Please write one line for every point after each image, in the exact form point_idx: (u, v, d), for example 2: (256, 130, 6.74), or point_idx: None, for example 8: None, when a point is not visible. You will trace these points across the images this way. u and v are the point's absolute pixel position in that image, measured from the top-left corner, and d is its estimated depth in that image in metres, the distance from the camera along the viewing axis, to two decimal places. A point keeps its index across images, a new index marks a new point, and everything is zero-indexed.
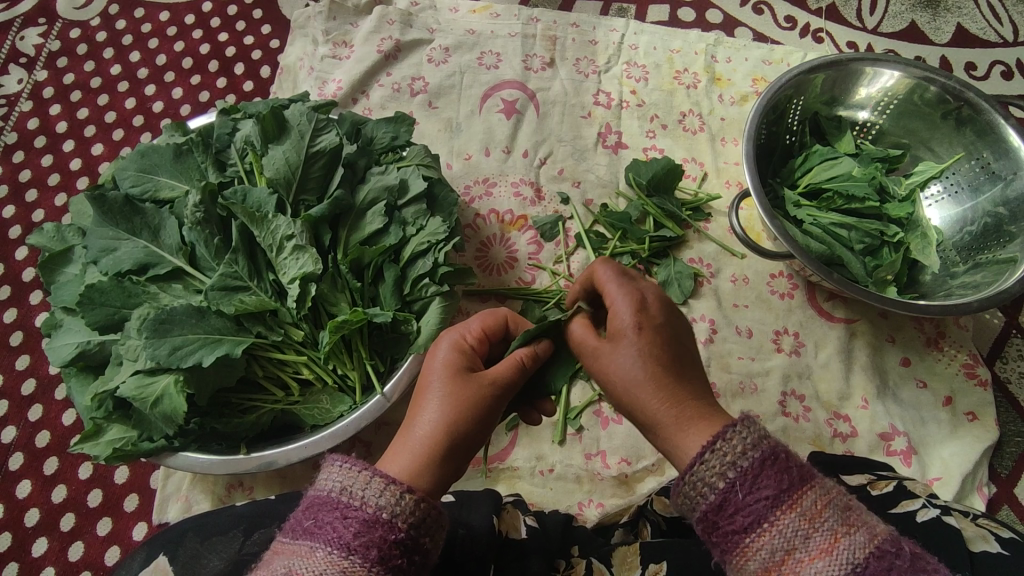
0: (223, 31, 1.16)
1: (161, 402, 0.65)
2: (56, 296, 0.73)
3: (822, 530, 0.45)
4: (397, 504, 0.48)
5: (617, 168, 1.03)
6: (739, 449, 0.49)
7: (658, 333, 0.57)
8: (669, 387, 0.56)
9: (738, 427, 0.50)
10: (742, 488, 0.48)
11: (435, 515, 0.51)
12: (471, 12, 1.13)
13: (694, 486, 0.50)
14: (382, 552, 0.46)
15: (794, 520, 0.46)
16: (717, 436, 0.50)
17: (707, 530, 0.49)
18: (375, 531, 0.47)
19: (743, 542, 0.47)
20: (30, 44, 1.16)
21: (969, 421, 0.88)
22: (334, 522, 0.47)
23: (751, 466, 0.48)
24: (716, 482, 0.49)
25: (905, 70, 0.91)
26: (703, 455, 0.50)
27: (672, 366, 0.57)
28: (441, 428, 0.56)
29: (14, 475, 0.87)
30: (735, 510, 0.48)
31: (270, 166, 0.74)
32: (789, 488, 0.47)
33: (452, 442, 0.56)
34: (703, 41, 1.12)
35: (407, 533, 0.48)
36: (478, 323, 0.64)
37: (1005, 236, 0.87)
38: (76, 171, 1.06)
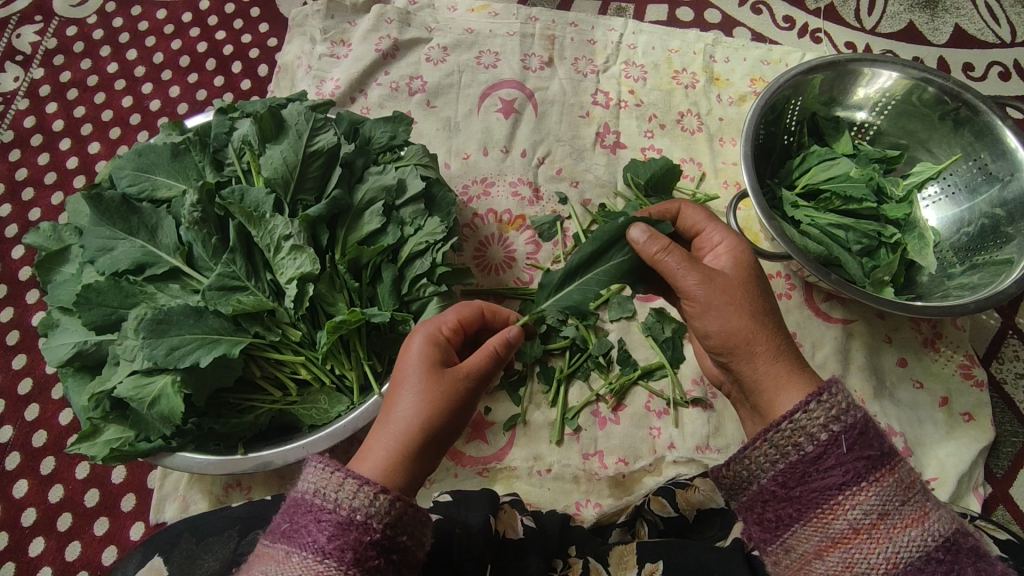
0: (221, 29, 1.16)
1: (159, 402, 0.65)
2: (53, 296, 0.72)
3: (915, 500, 0.50)
4: (370, 506, 0.48)
5: (615, 168, 1.03)
6: (845, 406, 0.51)
7: (743, 266, 0.64)
8: (751, 328, 0.61)
9: (843, 386, 0.53)
10: (846, 446, 0.51)
11: (412, 513, 0.50)
12: (469, 11, 1.13)
13: (792, 436, 0.52)
14: (357, 554, 0.47)
15: (891, 485, 0.50)
16: (826, 388, 0.52)
17: (792, 482, 0.52)
18: (349, 533, 0.47)
19: (836, 499, 0.50)
20: (27, 42, 1.16)
21: (965, 421, 0.88)
22: (310, 527, 0.48)
23: (855, 425, 0.51)
24: (819, 435, 0.51)
25: (903, 70, 0.91)
26: (808, 405, 0.52)
27: (755, 304, 0.61)
28: (411, 427, 0.55)
29: (11, 475, 0.87)
30: (834, 465, 0.50)
31: (268, 165, 0.74)
32: (887, 455, 0.51)
33: (425, 440, 0.56)
34: (702, 41, 1.12)
35: (384, 533, 0.48)
36: (452, 313, 0.63)
37: (1002, 237, 0.87)
38: (73, 170, 1.06)
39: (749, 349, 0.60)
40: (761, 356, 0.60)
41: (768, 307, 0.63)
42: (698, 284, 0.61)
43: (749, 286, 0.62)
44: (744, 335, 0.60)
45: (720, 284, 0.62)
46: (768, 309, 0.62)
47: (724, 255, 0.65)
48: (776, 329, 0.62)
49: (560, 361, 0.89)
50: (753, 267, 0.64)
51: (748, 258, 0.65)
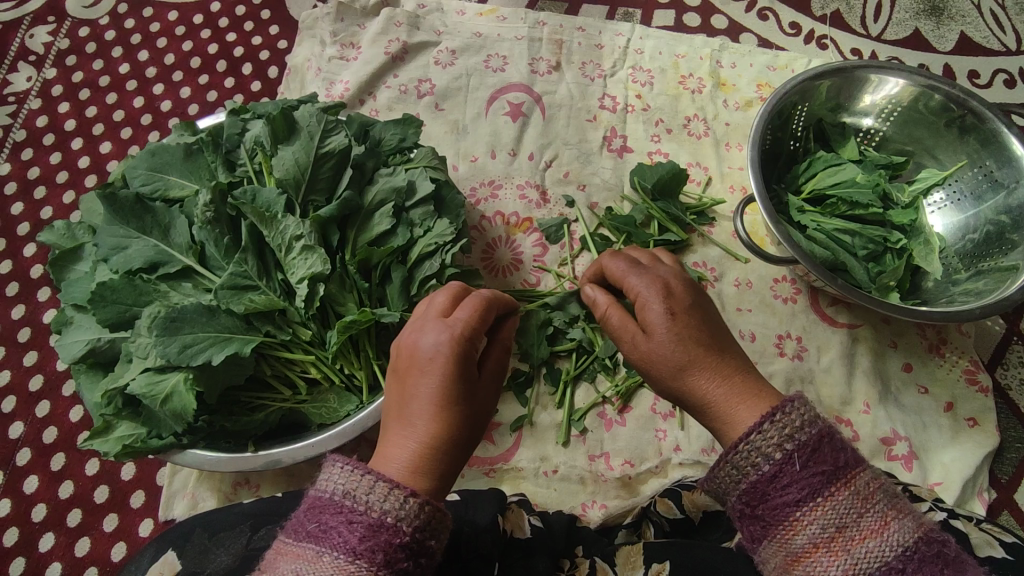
0: (232, 31, 1.17)
1: (171, 400, 0.65)
2: (67, 293, 0.73)
3: (875, 510, 0.48)
4: (400, 509, 0.48)
5: (622, 172, 1.04)
6: (799, 424, 0.51)
7: (672, 304, 0.60)
8: (702, 382, 0.57)
9: (797, 403, 0.52)
10: (800, 463, 0.50)
11: (440, 516, 0.50)
12: (478, 15, 1.14)
13: (748, 457, 0.51)
14: (387, 556, 0.47)
15: (848, 499, 0.49)
16: (777, 408, 0.51)
17: (753, 501, 0.51)
18: (380, 535, 0.47)
19: (793, 516, 0.49)
20: (40, 42, 1.17)
21: (969, 427, 0.88)
22: (342, 529, 0.48)
23: (808, 442, 0.50)
24: (773, 454, 0.50)
25: (909, 78, 0.91)
26: (760, 426, 0.51)
27: (695, 343, 0.58)
28: (432, 430, 0.54)
29: (21, 471, 0.88)
30: (789, 482, 0.50)
31: (280, 166, 0.75)
32: (844, 468, 0.49)
33: (446, 445, 0.55)
34: (709, 46, 1.13)
35: (413, 536, 0.48)
36: (466, 310, 0.59)
37: (1008, 244, 0.87)
38: (84, 169, 1.07)
39: (706, 404, 0.58)
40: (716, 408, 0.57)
41: (713, 345, 0.58)
42: (644, 341, 0.60)
43: (688, 323, 0.59)
44: (698, 393, 0.58)
45: (658, 340, 0.59)
46: (719, 337, 0.59)
47: (652, 303, 0.60)
48: (727, 364, 0.58)
49: (567, 363, 0.90)
50: (683, 301, 0.60)
51: (679, 296, 0.61)
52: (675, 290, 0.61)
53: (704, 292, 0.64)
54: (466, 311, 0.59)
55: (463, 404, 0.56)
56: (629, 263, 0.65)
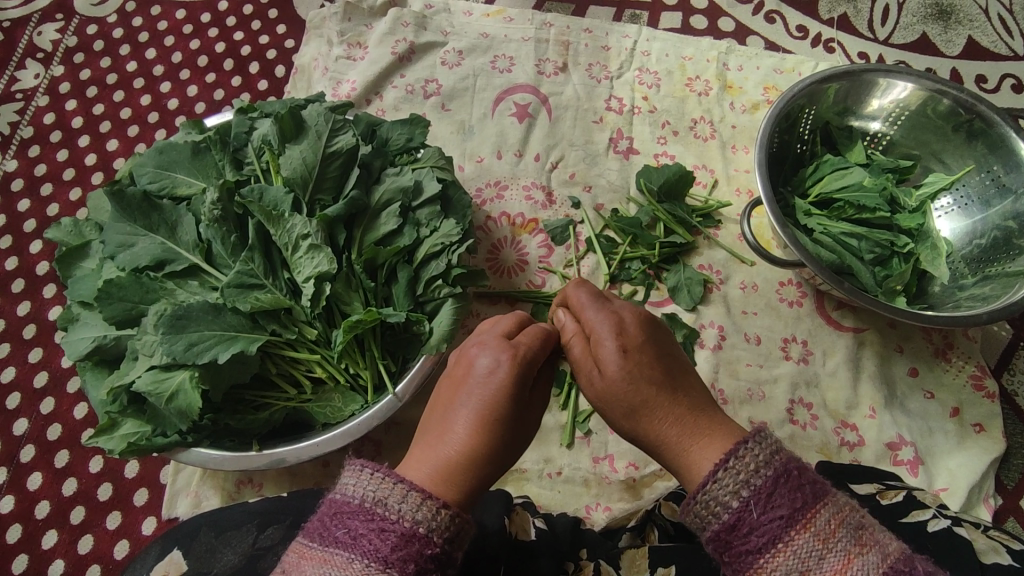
0: (239, 30, 1.17)
1: (177, 397, 0.65)
2: (74, 290, 0.73)
3: (837, 550, 0.47)
4: (433, 520, 0.48)
5: (628, 174, 1.04)
6: (752, 467, 0.51)
7: (625, 345, 0.59)
8: (652, 417, 0.58)
9: (750, 444, 0.52)
10: (757, 509, 0.49)
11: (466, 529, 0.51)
12: (485, 16, 1.14)
13: (707, 506, 0.51)
14: (419, 567, 0.47)
15: (808, 540, 0.48)
16: (730, 453, 0.52)
17: (720, 549, 0.51)
18: (412, 545, 0.47)
19: (757, 563, 0.49)
20: (48, 39, 1.17)
21: (976, 432, 0.88)
22: (373, 536, 0.47)
23: (764, 485, 0.50)
24: (729, 502, 0.50)
25: (918, 82, 0.91)
26: (715, 474, 0.52)
27: (644, 379, 0.58)
28: (471, 443, 0.55)
29: (25, 468, 0.88)
30: (748, 529, 0.49)
31: (287, 165, 0.75)
32: (802, 508, 0.49)
33: (480, 460, 0.55)
34: (716, 49, 1.13)
35: (442, 548, 0.49)
36: (527, 337, 0.61)
37: (1015, 249, 0.87)
38: (91, 166, 1.07)
39: (660, 438, 0.58)
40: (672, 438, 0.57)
41: (665, 381, 0.58)
42: (598, 378, 0.60)
43: (641, 362, 0.59)
44: (644, 425, 0.58)
45: (609, 376, 0.59)
46: (673, 378, 0.59)
47: (606, 338, 0.60)
48: (681, 402, 0.58)
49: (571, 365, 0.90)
50: (638, 340, 0.60)
51: (636, 333, 0.60)
52: (630, 325, 0.61)
53: (662, 324, 0.64)
54: (531, 339, 0.61)
55: (506, 424, 0.56)
56: (589, 291, 0.64)
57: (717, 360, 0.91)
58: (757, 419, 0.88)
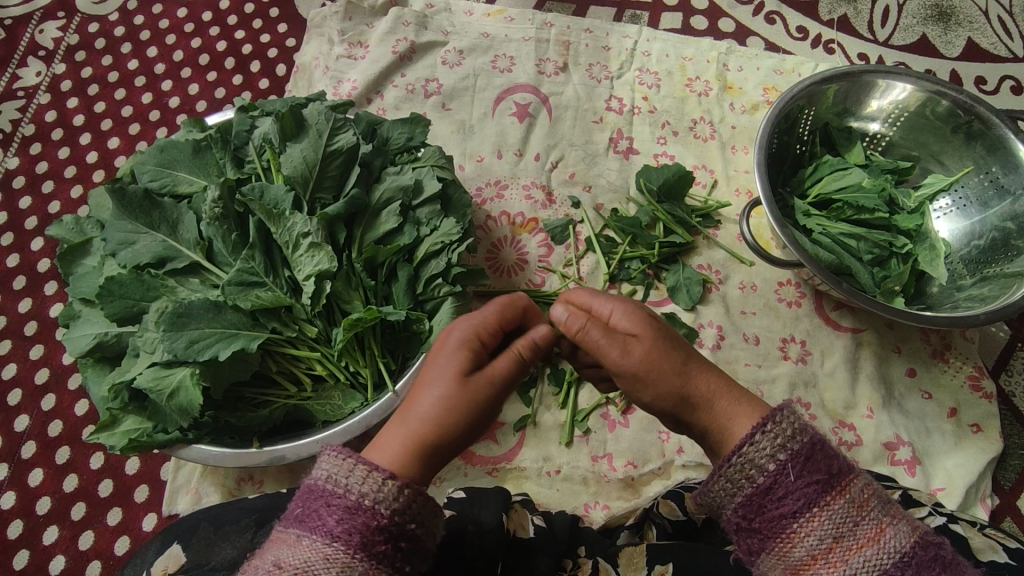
0: (240, 29, 1.17)
1: (178, 394, 0.66)
2: (76, 287, 0.73)
3: (870, 518, 0.50)
4: (377, 492, 0.49)
5: (628, 173, 1.04)
6: (790, 434, 0.52)
7: (644, 325, 0.61)
8: (681, 383, 0.60)
9: (786, 413, 0.53)
10: (794, 475, 0.52)
11: (422, 503, 0.50)
12: (485, 16, 1.14)
13: (743, 469, 0.53)
14: (365, 538, 0.48)
15: (844, 507, 0.50)
16: (768, 418, 0.53)
17: (749, 514, 0.53)
18: (358, 517, 0.48)
19: (791, 527, 0.51)
20: (49, 37, 1.17)
21: (973, 432, 0.88)
22: (322, 511, 0.49)
23: (801, 451, 0.52)
24: (766, 466, 0.52)
25: (917, 83, 0.91)
26: (753, 437, 0.53)
27: (668, 352, 0.60)
28: (437, 417, 0.56)
29: (26, 464, 0.88)
30: (784, 494, 0.51)
31: (288, 164, 0.75)
32: (837, 477, 0.51)
33: (447, 431, 0.56)
34: (716, 50, 1.13)
35: (392, 519, 0.49)
36: (496, 309, 0.62)
37: (1013, 250, 0.88)
38: (92, 164, 1.07)
39: (690, 403, 0.60)
40: (708, 408, 0.60)
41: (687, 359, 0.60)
42: (618, 357, 0.60)
43: (665, 342, 0.61)
44: (679, 391, 0.59)
45: (635, 352, 0.60)
46: (688, 354, 0.61)
47: (620, 320, 0.62)
48: (710, 374, 0.61)
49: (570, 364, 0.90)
50: (653, 321, 0.62)
51: (646, 314, 0.62)
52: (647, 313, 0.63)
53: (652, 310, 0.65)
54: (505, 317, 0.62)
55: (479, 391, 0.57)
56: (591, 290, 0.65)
57: (716, 360, 0.91)
58: None
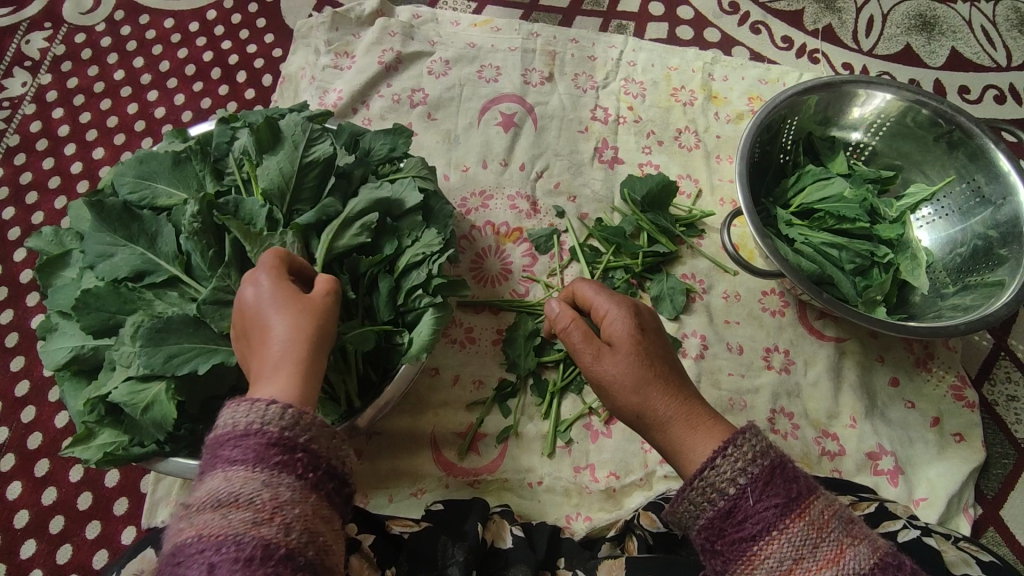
0: (227, 39, 1.18)
1: (152, 408, 0.66)
2: (53, 299, 0.73)
3: (830, 540, 0.50)
4: (263, 413, 0.50)
5: (612, 183, 1.05)
6: (750, 456, 0.53)
7: (626, 341, 0.62)
8: (642, 400, 0.60)
9: (747, 435, 0.55)
10: (753, 497, 0.52)
11: (312, 416, 0.52)
12: (472, 26, 1.15)
13: (703, 493, 0.54)
14: (261, 454, 0.48)
15: (803, 529, 0.51)
16: (729, 442, 0.54)
17: (712, 537, 0.54)
18: (250, 441, 0.49)
19: (751, 550, 0.52)
20: (35, 48, 1.17)
21: (956, 442, 0.88)
22: (235, 449, 0.49)
23: (760, 474, 0.53)
24: (726, 489, 0.53)
25: (897, 93, 0.92)
26: (714, 461, 0.54)
27: (642, 372, 0.61)
28: (297, 353, 0.56)
29: (5, 476, 0.88)
30: (744, 516, 0.52)
31: (266, 176, 0.75)
32: (797, 499, 0.52)
33: (306, 346, 0.57)
34: (701, 59, 1.13)
35: (283, 433, 0.50)
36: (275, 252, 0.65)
37: (994, 259, 0.88)
38: (77, 175, 1.07)
39: (648, 422, 0.61)
40: (658, 425, 0.60)
41: (666, 372, 0.61)
42: (591, 362, 0.63)
43: (643, 351, 0.61)
44: (636, 409, 0.61)
45: (605, 364, 0.62)
46: (664, 364, 0.62)
47: (614, 323, 0.63)
48: (676, 387, 0.61)
49: (554, 374, 0.90)
50: (638, 335, 0.62)
51: (638, 326, 0.63)
52: (643, 317, 0.64)
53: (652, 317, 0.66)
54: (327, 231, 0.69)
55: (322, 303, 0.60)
56: (595, 286, 0.68)
57: (700, 370, 0.91)
58: None
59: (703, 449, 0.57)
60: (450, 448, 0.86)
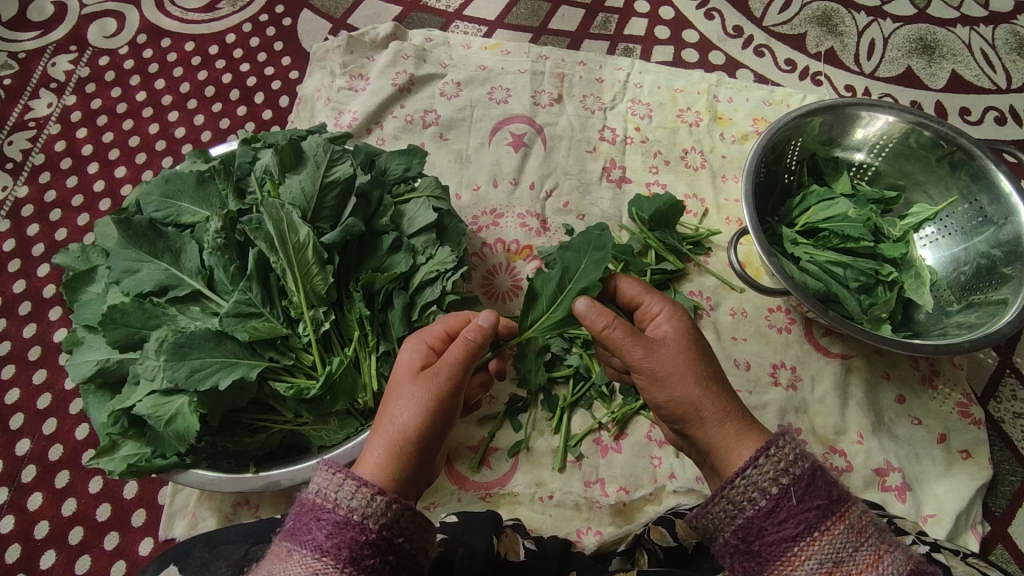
0: (245, 62, 1.21)
1: (175, 421, 0.67)
2: (79, 314, 0.75)
3: (869, 544, 0.51)
4: (366, 507, 0.53)
5: (620, 202, 1.07)
6: (791, 458, 0.55)
7: (684, 337, 0.67)
8: (699, 393, 0.64)
9: (788, 439, 0.56)
10: (795, 498, 0.53)
11: (410, 515, 0.55)
12: (482, 49, 1.18)
13: (744, 492, 0.55)
14: (353, 552, 0.52)
15: (844, 532, 0.52)
16: (771, 442, 0.56)
17: (750, 536, 0.55)
18: (346, 532, 0.52)
19: (791, 551, 0.52)
20: (61, 70, 1.21)
21: (963, 459, 0.89)
22: (328, 537, 0.52)
23: (802, 475, 0.54)
24: (769, 489, 0.55)
25: (899, 115, 0.94)
26: (756, 460, 0.56)
27: (695, 364, 0.65)
28: (394, 448, 0.60)
29: (26, 487, 0.89)
30: (785, 516, 0.53)
31: (287, 193, 0.77)
32: (837, 502, 0.53)
33: (412, 438, 0.60)
34: (706, 82, 1.16)
35: (380, 534, 0.53)
36: (441, 326, 0.69)
37: (998, 278, 0.89)
38: (99, 193, 1.10)
39: (699, 415, 0.63)
40: (712, 421, 0.63)
41: (714, 373, 0.66)
42: (641, 356, 0.65)
43: (690, 347, 0.66)
44: (692, 403, 0.63)
45: (660, 355, 0.65)
46: (712, 367, 0.66)
47: (664, 321, 0.69)
48: (724, 388, 0.65)
49: (564, 390, 0.91)
50: (692, 334, 0.68)
51: (688, 326, 0.69)
52: (685, 321, 0.69)
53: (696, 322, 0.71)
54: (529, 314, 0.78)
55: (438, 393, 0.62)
56: (635, 284, 0.74)
57: None
58: None
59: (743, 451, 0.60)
60: (463, 462, 0.88)
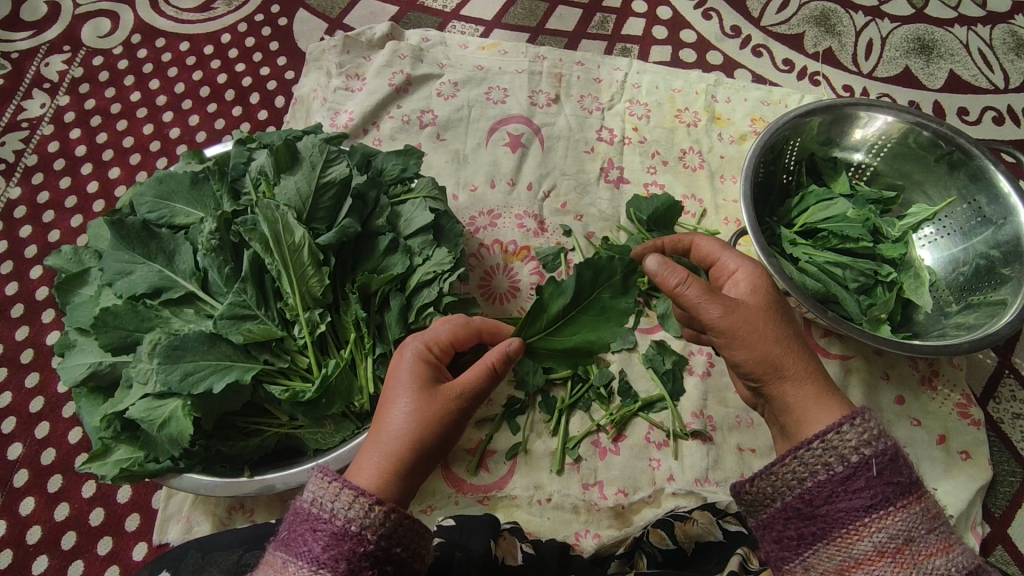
0: (241, 62, 1.21)
1: (168, 424, 0.66)
2: (72, 317, 0.75)
3: (940, 531, 0.52)
4: (364, 517, 0.53)
5: (618, 203, 1.06)
6: (875, 433, 0.55)
7: (764, 296, 0.65)
8: (780, 352, 0.63)
9: (875, 415, 0.56)
10: (874, 470, 0.54)
11: (409, 523, 0.54)
12: (480, 49, 1.17)
13: (822, 455, 0.56)
14: (351, 564, 0.51)
15: (917, 513, 0.53)
16: (858, 413, 0.56)
17: (819, 498, 0.55)
18: (343, 543, 0.52)
19: (860, 519, 0.53)
20: (54, 70, 1.20)
21: (963, 460, 0.89)
22: (325, 548, 0.52)
23: (885, 451, 0.55)
24: (849, 456, 0.55)
25: (898, 115, 0.94)
26: (841, 427, 0.56)
27: (778, 325, 0.64)
28: (388, 462, 0.59)
29: (18, 492, 0.88)
30: (861, 485, 0.54)
31: (282, 194, 0.76)
32: (914, 485, 0.54)
33: (406, 453, 0.59)
34: (704, 82, 1.16)
35: (378, 544, 0.52)
36: (448, 330, 0.65)
37: (997, 279, 0.89)
38: (93, 194, 1.09)
39: (779, 373, 0.63)
40: (793, 380, 0.62)
41: (792, 333, 0.64)
42: (719, 315, 0.62)
43: (770, 307, 0.65)
44: (771, 363, 0.62)
45: (741, 313, 0.63)
46: (790, 327, 0.65)
47: (741, 279, 0.67)
48: (801, 348, 0.64)
49: (561, 391, 0.91)
50: (772, 294, 0.66)
51: (769, 284, 0.67)
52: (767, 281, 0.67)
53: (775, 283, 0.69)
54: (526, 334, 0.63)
55: (437, 410, 0.60)
56: (715, 242, 0.71)
57: (706, 388, 0.91)
58: (745, 446, 0.88)
59: (823, 415, 0.60)
60: (460, 465, 0.87)
